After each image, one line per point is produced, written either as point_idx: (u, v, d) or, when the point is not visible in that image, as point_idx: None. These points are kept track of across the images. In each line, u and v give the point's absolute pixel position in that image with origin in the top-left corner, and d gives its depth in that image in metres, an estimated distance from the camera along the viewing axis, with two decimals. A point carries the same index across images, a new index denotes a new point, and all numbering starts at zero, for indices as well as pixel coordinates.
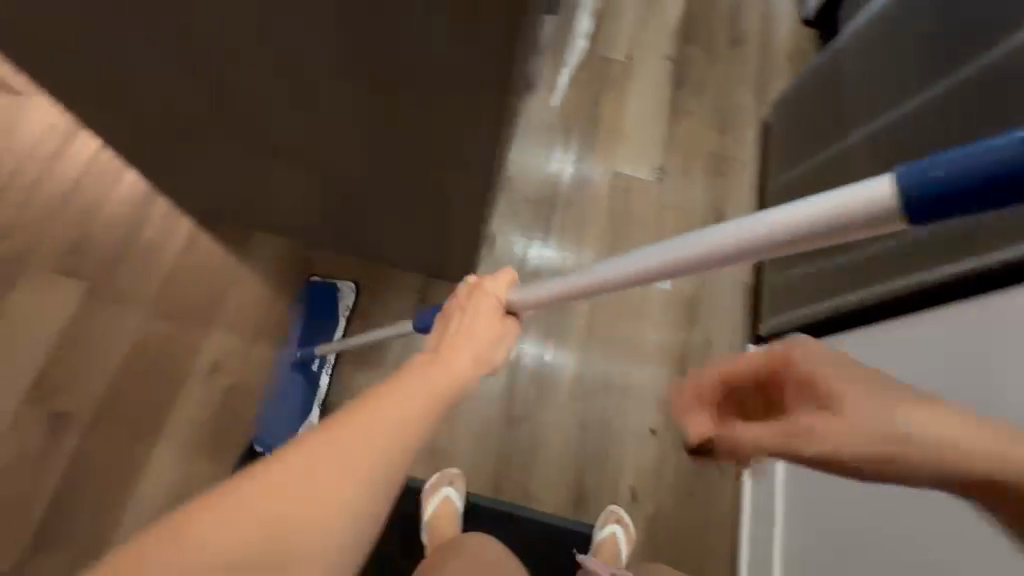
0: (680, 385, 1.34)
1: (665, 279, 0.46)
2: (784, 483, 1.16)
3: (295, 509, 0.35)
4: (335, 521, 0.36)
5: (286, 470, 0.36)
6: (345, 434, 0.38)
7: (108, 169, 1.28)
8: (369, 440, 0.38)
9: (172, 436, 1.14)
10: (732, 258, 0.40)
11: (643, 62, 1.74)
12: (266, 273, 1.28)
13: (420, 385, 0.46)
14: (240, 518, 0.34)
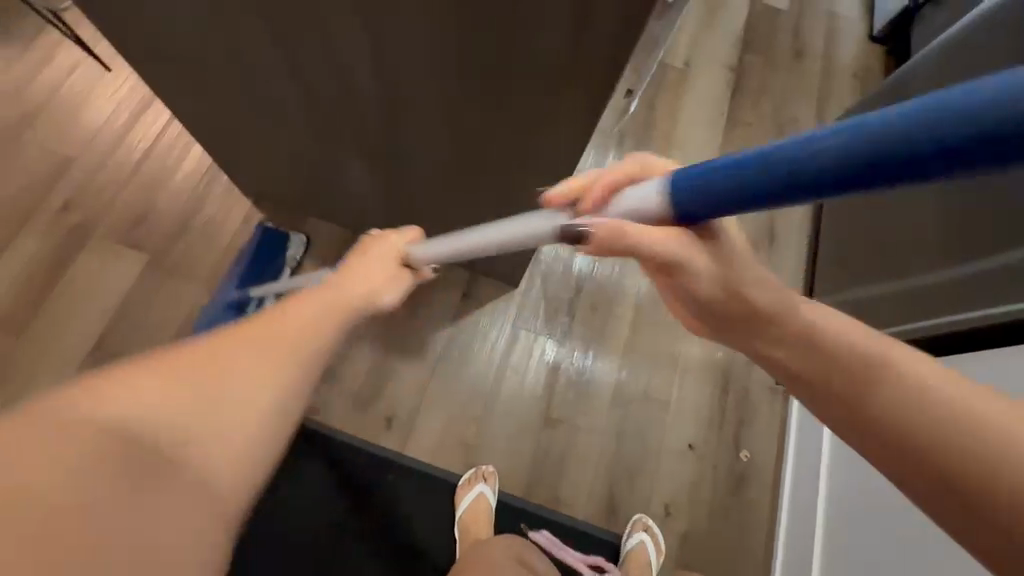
0: (721, 402, 1.31)
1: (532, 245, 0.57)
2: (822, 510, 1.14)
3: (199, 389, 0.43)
4: (233, 409, 0.43)
5: (200, 363, 0.44)
6: (235, 344, 0.47)
7: (175, 146, 1.32)
8: (266, 346, 0.47)
9: None
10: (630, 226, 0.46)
11: (702, 70, 1.70)
12: (316, 256, 1.29)
13: (322, 311, 0.54)
14: (143, 390, 0.41)
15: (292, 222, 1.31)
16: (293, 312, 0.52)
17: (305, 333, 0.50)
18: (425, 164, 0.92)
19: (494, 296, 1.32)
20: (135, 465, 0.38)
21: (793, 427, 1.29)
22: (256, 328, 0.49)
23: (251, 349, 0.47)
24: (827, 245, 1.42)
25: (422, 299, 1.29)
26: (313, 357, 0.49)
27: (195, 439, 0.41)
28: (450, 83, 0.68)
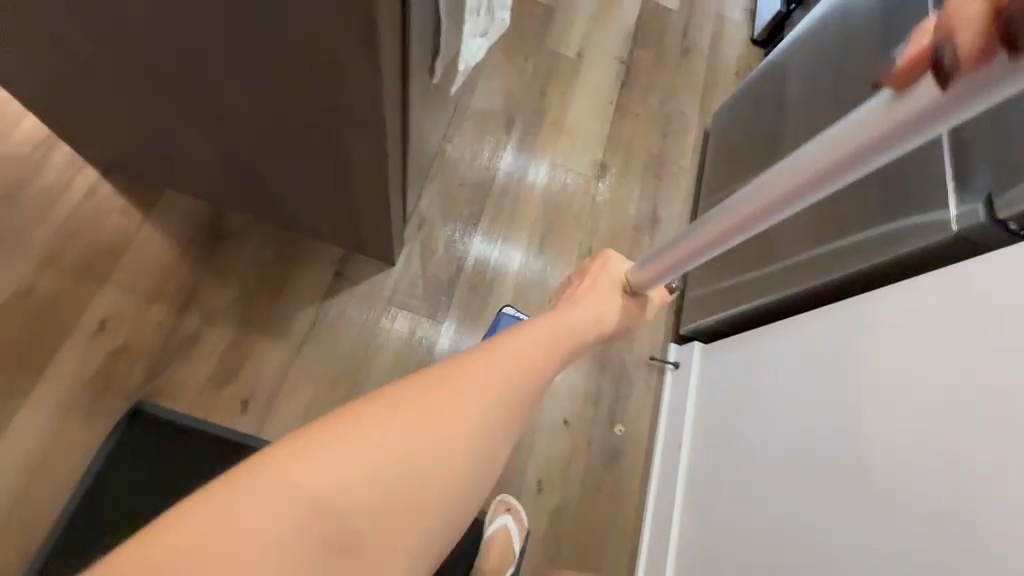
0: (597, 379, 1.33)
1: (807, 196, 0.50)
2: (686, 483, 1.17)
3: (397, 447, 0.48)
4: (425, 467, 0.48)
5: (418, 396, 0.51)
6: (430, 395, 0.52)
7: (7, 110, 1.20)
8: (469, 399, 0.53)
9: (41, 398, 1.05)
10: (841, 165, 0.45)
11: (595, 61, 1.75)
12: (171, 233, 1.21)
13: (504, 360, 0.59)
14: (332, 478, 0.44)
15: (145, 195, 1.22)
16: (494, 351, 0.59)
17: (494, 399, 0.55)
18: (255, 126, 0.88)
19: (367, 276, 1.29)
20: (336, 541, 0.43)
21: (666, 402, 1.33)
22: (451, 393, 0.52)
23: (449, 422, 0.51)
24: None
25: (288, 279, 1.24)
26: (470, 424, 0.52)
27: (378, 527, 0.46)
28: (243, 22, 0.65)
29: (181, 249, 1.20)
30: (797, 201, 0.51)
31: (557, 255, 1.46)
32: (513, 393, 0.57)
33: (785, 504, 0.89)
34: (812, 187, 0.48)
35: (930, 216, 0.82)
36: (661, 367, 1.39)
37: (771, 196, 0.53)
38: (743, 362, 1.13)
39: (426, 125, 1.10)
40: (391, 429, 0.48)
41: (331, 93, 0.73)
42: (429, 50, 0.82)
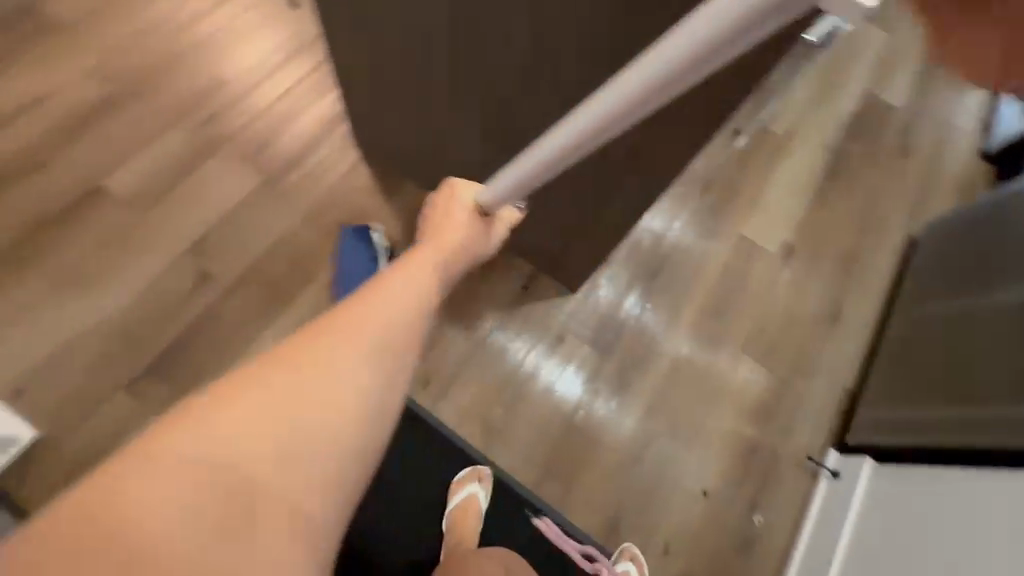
0: (744, 460, 1.30)
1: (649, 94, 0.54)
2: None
3: (251, 454, 0.52)
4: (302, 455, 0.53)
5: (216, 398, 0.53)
6: (271, 373, 0.56)
7: (313, 92, 1.49)
8: (269, 381, 0.55)
9: (282, 325, 1.27)
10: (677, 63, 0.49)
11: (802, 143, 1.74)
12: (404, 216, 1.41)
13: (361, 322, 0.63)
14: (177, 480, 0.48)
15: (391, 180, 1.44)
16: (358, 313, 0.64)
17: (342, 368, 0.59)
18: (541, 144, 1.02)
19: (551, 295, 1.39)
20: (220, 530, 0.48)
21: (816, 508, 1.27)
22: (307, 353, 0.59)
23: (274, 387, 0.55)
24: (892, 341, 1.40)
25: (484, 280, 1.37)
26: (331, 398, 0.57)
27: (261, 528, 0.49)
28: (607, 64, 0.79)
29: (408, 232, 1.39)
30: (649, 100, 0.54)
31: (730, 323, 1.44)
32: (387, 344, 0.63)
33: None
34: (666, 88, 0.52)
35: None
36: (815, 469, 1.32)
37: (619, 99, 0.56)
38: (930, 496, 1.04)
39: None
40: (240, 404, 0.53)
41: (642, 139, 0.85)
42: None
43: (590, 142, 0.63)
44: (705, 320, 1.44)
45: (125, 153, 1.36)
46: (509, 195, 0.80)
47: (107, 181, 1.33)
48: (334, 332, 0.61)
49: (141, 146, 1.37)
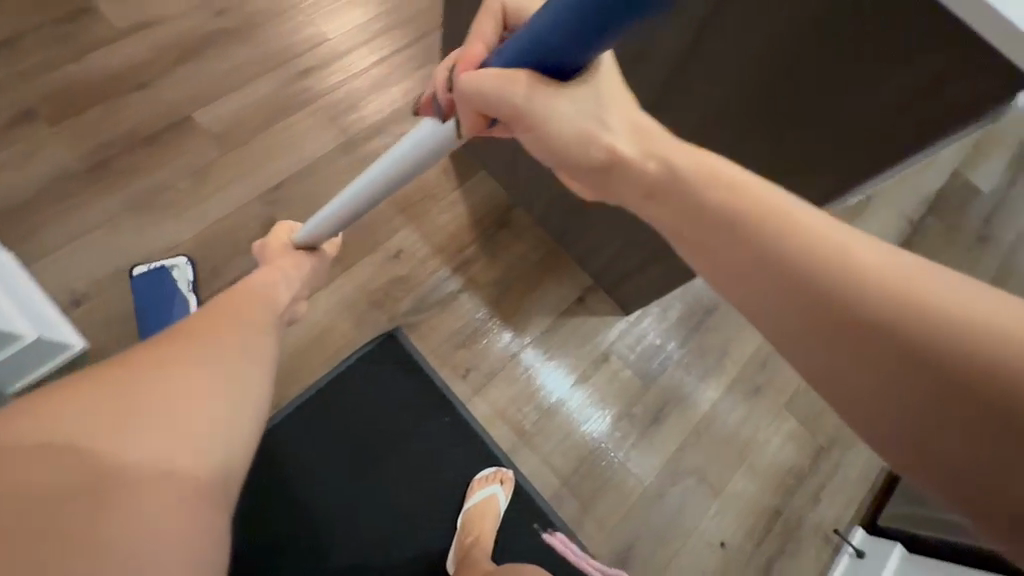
0: (768, 521, 1.27)
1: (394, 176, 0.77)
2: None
3: (131, 418, 0.59)
4: (202, 421, 0.63)
5: (96, 386, 0.61)
6: (154, 360, 0.65)
7: (407, 65, 1.50)
8: (168, 362, 0.65)
9: (337, 288, 1.28)
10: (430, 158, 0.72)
11: (881, 209, 1.69)
12: (471, 205, 1.41)
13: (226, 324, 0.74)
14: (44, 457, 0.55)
15: (467, 167, 1.44)
16: (191, 325, 0.71)
17: (224, 352, 0.69)
18: None
19: (605, 313, 1.38)
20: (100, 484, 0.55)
21: None
22: (168, 359, 0.65)
23: (133, 388, 0.61)
24: None
25: (540, 284, 1.37)
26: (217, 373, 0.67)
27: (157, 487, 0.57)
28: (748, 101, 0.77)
29: (473, 221, 1.39)
30: (408, 172, 0.76)
31: (776, 379, 1.40)
32: (254, 343, 0.73)
33: None
34: (415, 163, 0.74)
35: None
36: (839, 544, 1.28)
37: (384, 173, 0.77)
38: None
39: None
40: (85, 404, 0.59)
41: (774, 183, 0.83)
42: None
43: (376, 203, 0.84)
44: (752, 370, 1.40)
45: (219, 91, 1.38)
46: (314, 238, 0.94)
47: (196, 114, 1.35)
48: (170, 344, 0.68)
49: (234, 86, 1.39)
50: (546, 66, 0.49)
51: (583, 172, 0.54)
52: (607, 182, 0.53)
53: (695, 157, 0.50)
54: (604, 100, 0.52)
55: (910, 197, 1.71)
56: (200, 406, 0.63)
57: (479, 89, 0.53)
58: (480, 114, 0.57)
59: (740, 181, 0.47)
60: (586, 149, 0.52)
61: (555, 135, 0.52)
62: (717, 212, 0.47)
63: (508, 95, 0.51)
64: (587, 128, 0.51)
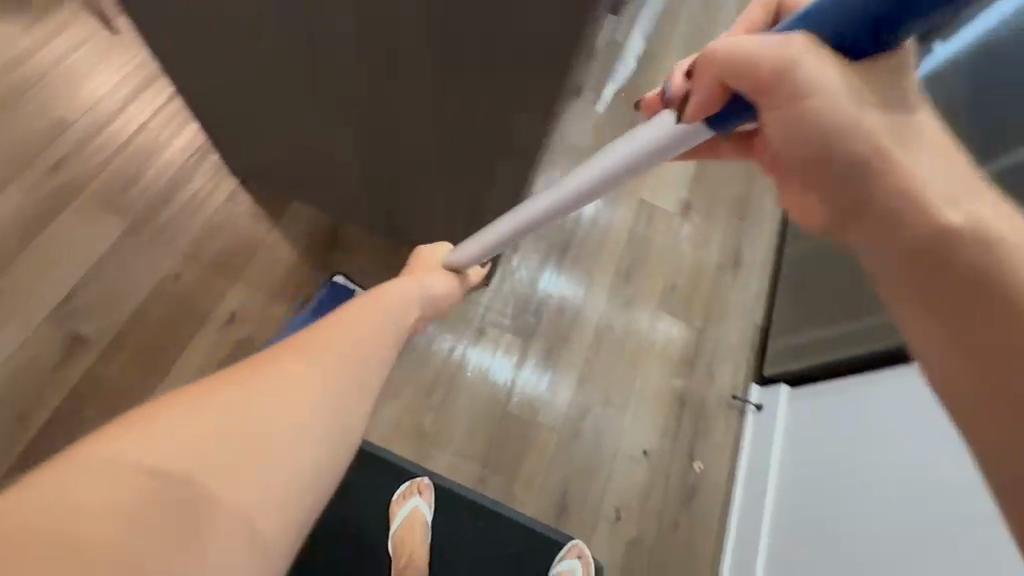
0: (677, 414, 1.35)
1: (596, 190, 0.57)
2: (776, 534, 1.14)
3: (235, 438, 0.38)
4: (267, 445, 0.39)
5: (219, 385, 0.42)
6: (293, 353, 0.46)
7: (170, 123, 1.38)
8: (291, 364, 0.44)
9: (178, 378, 1.18)
10: (642, 165, 0.51)
11: None
12: (296, 238, 1.34)
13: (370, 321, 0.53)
14: (102, 467, 0.35)
15: (276, 204, 1.36)
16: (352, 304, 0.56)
17: (349, 362, 0.47)
18: (408, 151, 1.00)
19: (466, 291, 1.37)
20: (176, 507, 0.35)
21: (746, 444, 1.32)
22: (291, 356, 0.45)
23: (263, 383, 0.42)
24: (788, 279, 1.48)
25: None
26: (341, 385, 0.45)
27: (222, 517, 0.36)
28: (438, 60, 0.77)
29: (302, 254, 1.32)
30: (621, 179, 0.55)
31: (641, 287, 1.48)
32: (348, 353, 0.47)
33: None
34: (639, 167, 0.52)
35: None
36: (742, 406, 1.38)
37: (590, 182, 0.57)
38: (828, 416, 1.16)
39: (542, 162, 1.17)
40: (177, 416, 0.38)
41: (508, 127, 0.82)
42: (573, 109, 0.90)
43: (555, 218, 0.64)
44: (621, 289, 1.47)
45: None
46: (471, 259, 0.78)
47: None
48: (347, 315, 0.52)
49: None
50: (874, 30, 0.32)
51: (818, 174, 0.37)
52: (854, 212, 0.38)
53: (911, 158, 0.37)
54: (905, 98, 0.36)
55: None
56: (306, 408, 0.42)
57: (733, 54, 0.35)
58: (723, 88, 0.38)
59: (988, 220, 0.38)
60: (849, 140, 0.35)
61: (821, 117, 0.35)
62: (941, 259, 0.38)
63: (788, 59, 0.34)
64: (872, 140, 0.35)
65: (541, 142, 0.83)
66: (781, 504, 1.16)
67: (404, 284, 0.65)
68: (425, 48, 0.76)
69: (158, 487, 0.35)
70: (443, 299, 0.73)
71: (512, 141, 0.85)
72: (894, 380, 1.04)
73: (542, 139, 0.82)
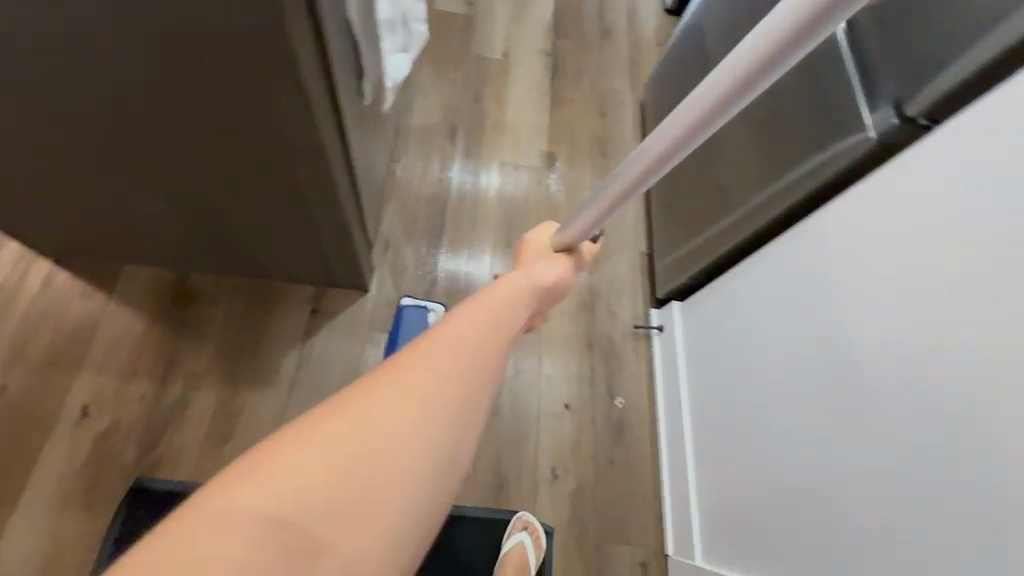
0: (588, 359, 1.36)
1: (716, 119, 0.48)
2: (701, 448, 1.16)
3: (365, 467, 0.39)
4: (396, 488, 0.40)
5: (345, 415, 0.41)
6: (413, 378, 0.44)
7: None
8: (410, 397, 0.43)
9: (37, 495, 1.04)
10: (771, 68, 0.42)
11: (520, 57, 1.79)
12: (139, 304, 1.22)
13: (482, 336, 0.50)
14: (250, 490, 0.36)
15: (105, 274, 1.22)
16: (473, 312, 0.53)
17: (459, 393, 0.46)
18: (200, 176, 0.91)
19: (345, 305, 1.31)
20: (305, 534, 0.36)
21: (658, 366, 1.36)
22: (413, 381, 0.44)
23: (395, 396, 0.42)
24: (658, 202, 1.53)
25: (263, 327, 1.25)
26: (452, 420, 0.44)
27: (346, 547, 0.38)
28: (165, 69, 0.69)
29: (150, 319, 1.21)
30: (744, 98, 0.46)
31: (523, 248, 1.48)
32: (460, 389, 0.46)
33: (795, 449, 0.90)
34: (768, 69, 0.42)
35: (848, 141, 0.89)
36: (647, 332, 1.42)
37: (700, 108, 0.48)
38: (713, 316, 1.21)
39: (371, 152, 1.11)
40: (314, 443, 0.39)
41: (271, 118, 0.75)
42: (358, 93, 0.85)
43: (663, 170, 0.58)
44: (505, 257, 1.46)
45: None
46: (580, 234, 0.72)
47: None
48: (464, 330, 0.49)
49: None
50: None
51: None
52: None
53: None
54: None
55: (536, 34, 1.84)
56: (423, 448, 0.42)
57: None
58: None
59: None
60: None
61: None
62: None
63: None
64: None
65: (317, 129, 0.77)
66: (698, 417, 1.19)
67: (521, 279, 0.64)
68: (131, 57, 0.68)
69: (303, 497, 0.37)
70: (556, 286, 0.72)
71: (285, 131, 0.77)
72: (738, 273, 1.14)
73: (317, 125, 0.76)
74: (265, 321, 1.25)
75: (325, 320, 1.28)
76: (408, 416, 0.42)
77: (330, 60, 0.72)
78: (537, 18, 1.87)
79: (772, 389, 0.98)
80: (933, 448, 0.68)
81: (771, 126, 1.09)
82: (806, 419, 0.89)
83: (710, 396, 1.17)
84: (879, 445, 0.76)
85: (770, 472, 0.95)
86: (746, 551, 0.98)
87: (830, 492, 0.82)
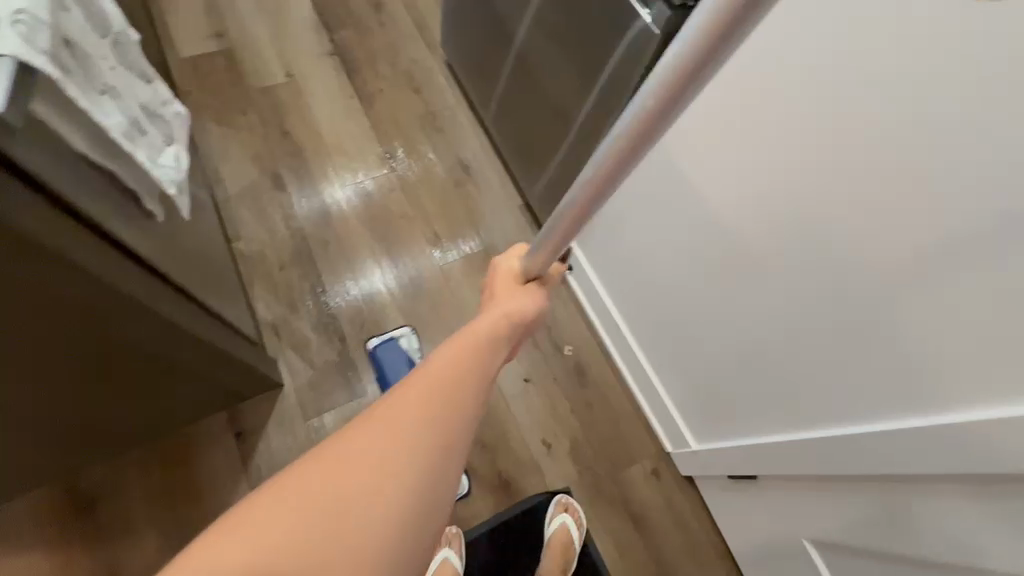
0: None
1: (669, 115, 0.37)
2: (651, 354, 1.24)
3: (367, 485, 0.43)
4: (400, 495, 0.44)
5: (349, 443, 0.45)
6: (410, 399, 0.47)
7: None
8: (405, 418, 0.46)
9: None
10: (720, 53, 0.31)
11: (305, 70, 1.63)
12: (38, 540, 1.04)
13: (464, 352, 0.52)
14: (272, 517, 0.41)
15: None
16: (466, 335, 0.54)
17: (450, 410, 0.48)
18: (12, 398, 0.76)
19: (267, 411, 1.20)
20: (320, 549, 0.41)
21: (584, 300, 1.40)
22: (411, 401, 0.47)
23: (359, 452, 0.44)
24: (510, 150, 1.50)
25: (193, 480, 1.12)
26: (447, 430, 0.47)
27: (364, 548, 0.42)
28: None
29: (61, 546, 1.04)
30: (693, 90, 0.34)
31: (410, 258, 1.42)
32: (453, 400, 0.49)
33: (720, 322, 0.98)
34: (713, 57, 0.31)
35: (632, 37, 0.97)
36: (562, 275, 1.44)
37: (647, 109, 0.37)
38: (604, 238, 1.24)
39: (201, 257, 0.98)
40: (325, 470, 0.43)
41: (49, 304, 0.63)
42: (145, 214, 0.74)
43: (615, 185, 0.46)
44: (399, 276, 1.39)
45: None
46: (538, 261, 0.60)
47: None
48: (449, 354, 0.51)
49: None
50: None
51: None
52: None
53: None
54: None
55: (308, 38, 1.67)
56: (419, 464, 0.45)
57: None
58: None
59: None
60: None
61: None
62: None
63: None
64: None
65: (111, 283, 0.66)
66: (637, 329, 1.24)
67: (506, 312, 0.57)
68: None
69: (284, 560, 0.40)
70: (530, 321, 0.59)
71: (75, 306, 0.65)
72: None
73: (111, 279, 0.65)
74: (192, 474, 1.12)
75: (254, 436, 1.17)
76: (377, 479, 0.43)
77: (104, 225, 0.63)
78: (303, 20, 1.69)
79: (679, 280, 1.04)
80: (818, 275, 0.77)
81: (560, 46, 1.16)
82: (717, 294, 0.96)
83: (637, 307, 1.21)
84: (780, 288, 0.83)
85: (710, 347, 1.03)
86: (724, 421, 1.08)
87: (761, 341, 0.90)
